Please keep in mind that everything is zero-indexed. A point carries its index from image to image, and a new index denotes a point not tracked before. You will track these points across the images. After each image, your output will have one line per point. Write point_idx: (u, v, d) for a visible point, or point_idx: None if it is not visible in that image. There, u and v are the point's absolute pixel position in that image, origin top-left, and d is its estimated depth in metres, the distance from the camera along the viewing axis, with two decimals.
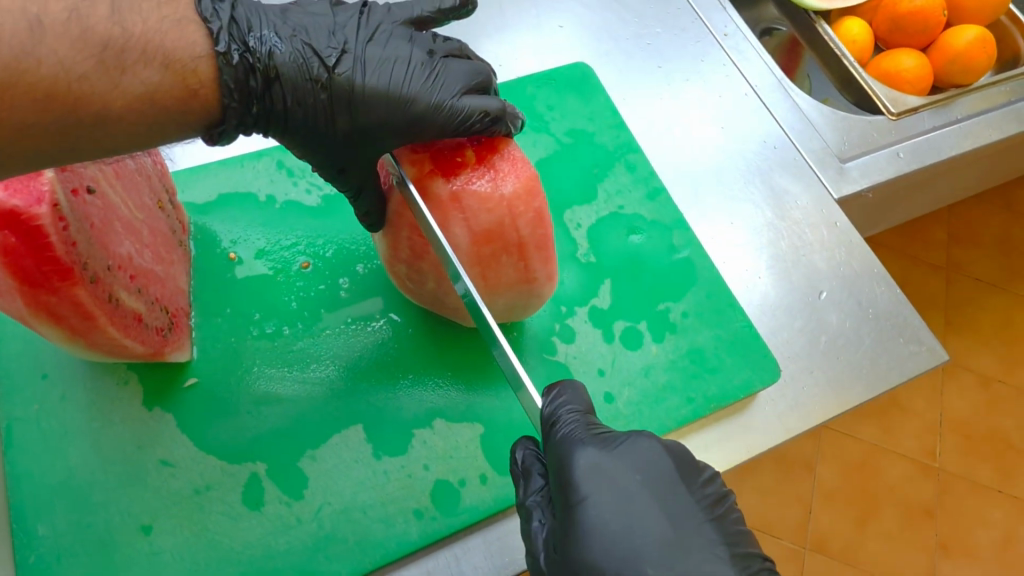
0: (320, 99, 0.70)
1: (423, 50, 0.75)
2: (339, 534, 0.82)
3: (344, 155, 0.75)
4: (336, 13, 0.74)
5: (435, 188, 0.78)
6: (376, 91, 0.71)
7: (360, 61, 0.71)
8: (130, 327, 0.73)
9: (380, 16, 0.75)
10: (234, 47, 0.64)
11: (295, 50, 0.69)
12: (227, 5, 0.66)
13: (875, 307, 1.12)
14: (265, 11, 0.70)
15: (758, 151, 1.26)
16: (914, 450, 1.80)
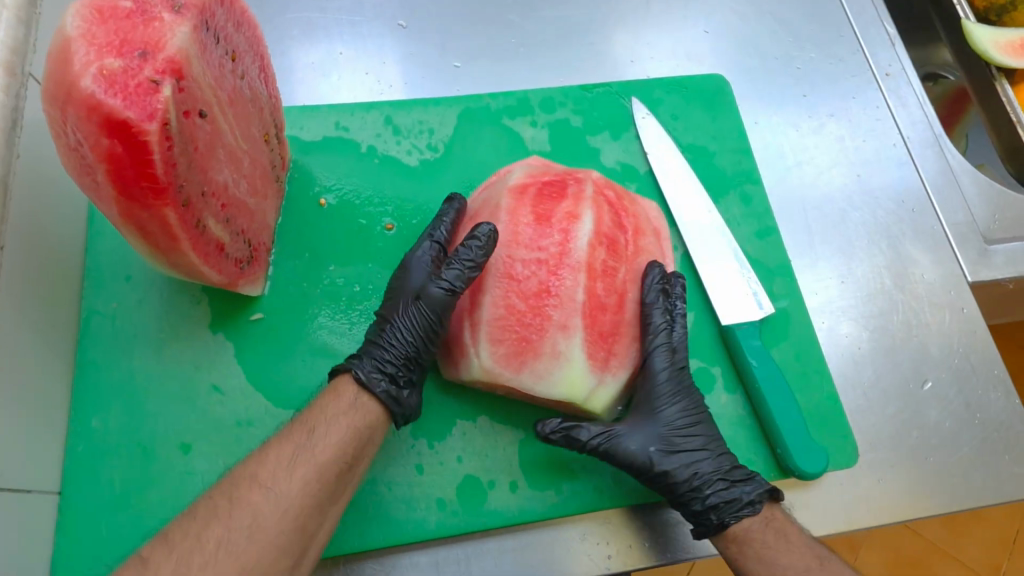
0: (421, 314, 0.83)
1: (410, 297, 0.85)
2: (361, 502, 0.82)
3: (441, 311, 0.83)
4: (398, 309, 0.85)
5: (578, 283, 0.81)
6: (416, 322, 0.83)
7: (399, 328, 0.83)
8: (211, 255, 0.73)
9: (404, 297, 0.85)
10: (375, 372, 0.80)
11: (392, 355, 0.82)
12: (363, 361, 0.81)
13: (984, 414, 1.00)
14: (380, 336, 0.84)
15: (891, 210, 1.14)
16: (979, 561, 1.63)
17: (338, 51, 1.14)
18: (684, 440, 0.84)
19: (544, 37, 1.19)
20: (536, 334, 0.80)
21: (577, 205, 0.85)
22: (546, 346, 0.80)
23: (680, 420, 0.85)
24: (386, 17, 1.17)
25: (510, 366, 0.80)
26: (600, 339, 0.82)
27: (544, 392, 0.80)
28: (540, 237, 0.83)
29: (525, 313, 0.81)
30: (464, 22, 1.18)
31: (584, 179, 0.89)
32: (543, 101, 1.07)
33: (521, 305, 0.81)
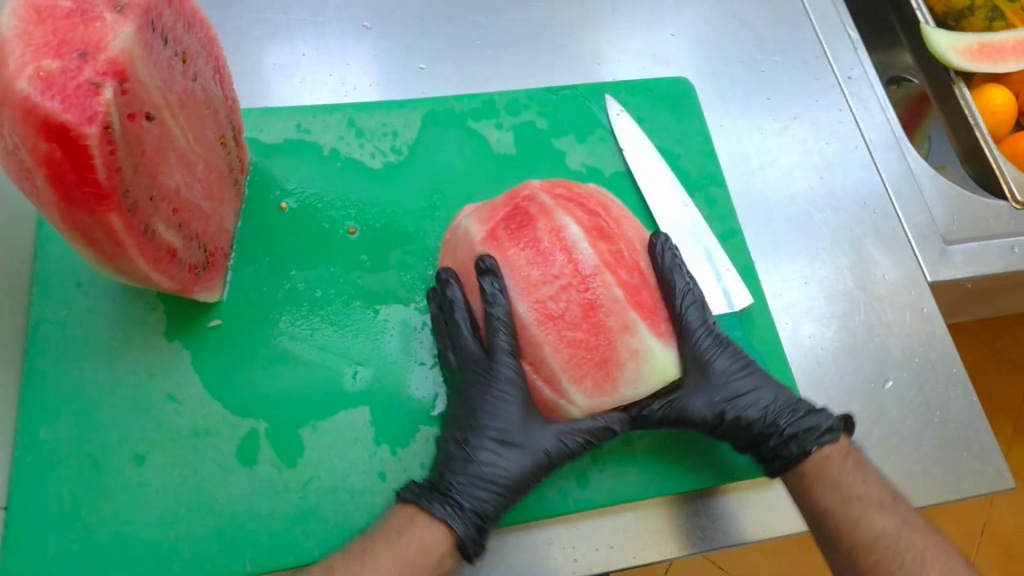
0: (513, 454, 0.83)
1: (462, 428, 0.83)
2: (322, 511, 0.80)
3: (496, 436, 0.83)
4: (472, 439, 0.83)
5: (612, 284, 0.80)
6: (493, 454, 0.82)
7: (471, 463, 0.81)
8: (161, 261, 0.71)
9: (468, 429, 0.83)
10: (472, 515, 0.78)
11: (469, 493, 0.80)
12: (441, 502, 0.78)
13: (943, 411, 1.02)
14: (471, 476, 0.81)
15: (853, 211, 1.15)
16: None
17: (301, 52, 1.12)
18: (740, 388, 0.88)
19: (511, 39, 1.18)
20: (609, 347, 0.79)
21: (552, 219, 0.82)
22: (622, 353, 0.79)
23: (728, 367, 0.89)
24: (351, 18, 1.15)
25: (605, 391, 0.80)
26: (653, 315, 0.83)
27: (644, 392, 0.80)
28: (548, 265, 0.80)
29: (588, 338, 0.79)
30: (431, 24, 1.17)
31: (532, 193, 0.86)
32: (508, 103, 1.07)
33: (578, 333, 0.79)
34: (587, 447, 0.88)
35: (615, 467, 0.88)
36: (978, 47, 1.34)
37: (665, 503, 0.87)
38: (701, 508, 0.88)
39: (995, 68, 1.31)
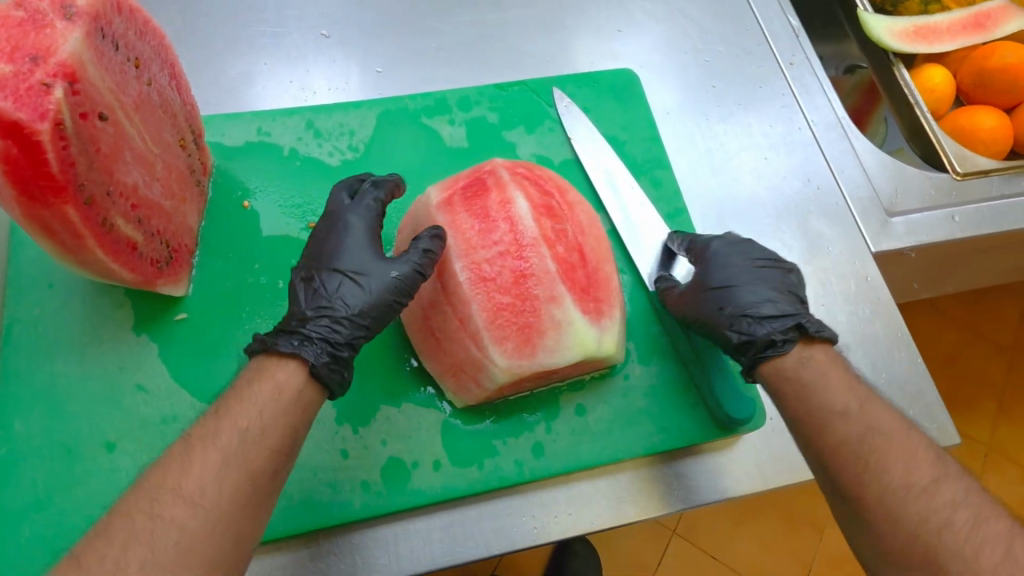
0: (372, 295, 0.84)
1: (326, 268, 0.85)
2: (287, 488, 0.84)
3: (363, 279, 0.84)
4: (327, 273, 0.85)
5: (546, 260, 0.85)
6: (350, 294, 0.84)
7: (329, 302, 0.83)
8: (120, 252, 0.75)
9: (328, 269, 0.85)
10: (318, 349, 0.79)
11: (323, 332, 0.80)
12: (289, 335, 0.79)
13: (889, 373, 1.06)
14: (325, 312, 0.82)
15: (798, 189, 1.20)
16: None
17: (262, 61, 1.17)
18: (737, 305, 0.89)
19: (463, 41, 1.24)
20: (534, 315, 0.84)
21: (504, 192, 0.88)
22: (547, 322, 0.84)
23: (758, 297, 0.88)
24: (309, 28, 1.21)
25: (525, 354, 0.83)
26: (584, 293, 0.87)
27: (565, 360, 0.84)
28: (489, 234, 0.86)
29: (515, 303, 0.84)
30: (385, 30, 1.23)
31: (493, 168, 0.92)
32: (460, 100, 1.12)
33: (507, 300, 0.84)
34: (541, 419, 0.92)
35: (570, 437, 0.91)
36: (914, 30, 1.40)
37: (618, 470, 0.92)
38: (654, 474, 0.92)
39: (931, 49, 1.37)
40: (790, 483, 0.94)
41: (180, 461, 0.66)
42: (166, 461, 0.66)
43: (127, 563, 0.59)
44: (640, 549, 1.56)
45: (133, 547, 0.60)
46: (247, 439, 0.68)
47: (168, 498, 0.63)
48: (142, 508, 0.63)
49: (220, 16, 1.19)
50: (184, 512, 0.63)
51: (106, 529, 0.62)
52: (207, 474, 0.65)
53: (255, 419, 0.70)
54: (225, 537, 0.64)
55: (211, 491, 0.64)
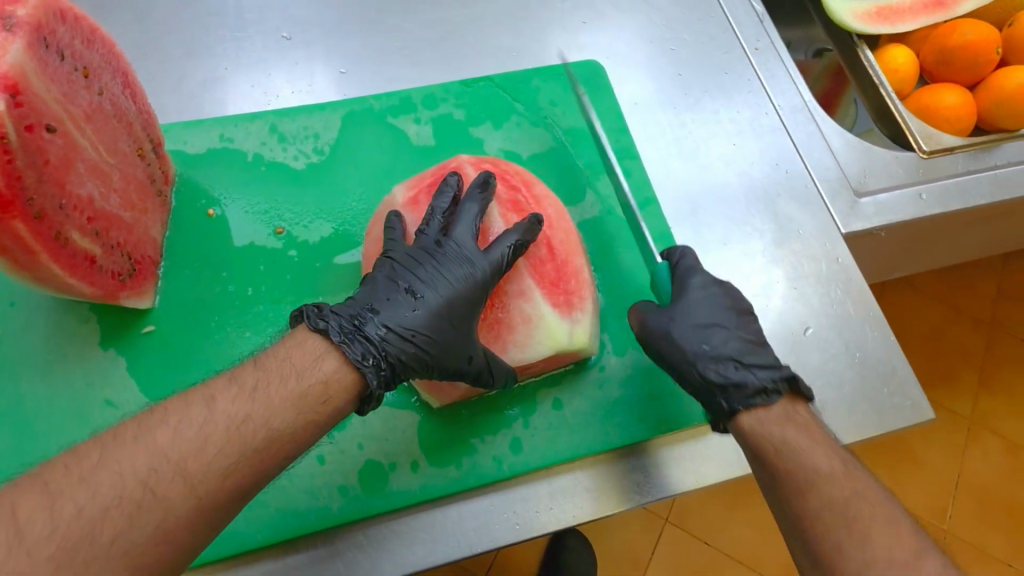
0: (450, 324, 0.79)
1: (405, 285, 0.80)
2: (263, 497, 0.83)
3: (441, 300, 0.79)
4: (407, 289, 0.79)
5: (523, 270, 0.86)
6: (424, 315, 0.78)
7: (400, 319, 0.77)
8: (78, 266, 0.74)
9: (410, 285, 0.80)
10: (375, 362, 0.73)
11: (390, 350, 0.75)
12: (354, 340, 0.73)
13: (863, 352, 1.06)
14: (389, 322, 0.76)
15: (767, 174, 1.20)
16: (921, 506, 1.72)
17: (223, 67, 1.16)
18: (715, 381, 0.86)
19: (427, 39, 1.23)
20: (503, 310, 0.86)
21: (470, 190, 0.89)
22: (516, 317, 0.85)
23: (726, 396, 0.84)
24: (269, 31, 1.19)
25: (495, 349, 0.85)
26: (554, 286, 0.87)
27: (535, 354, 0.85)
28: None
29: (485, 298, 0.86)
30: (347, 30, 1.21)
31: (458, 166, 0.93)
32: (425, 98, 1.12)
33: None
34: (518, 414, 0.92)
35: (548, 432, 0.91)
36: (876, 10, 1.40)
37: (596, 461, 0.91)
38: (633, 464, 0.91)
39: (892, 29, 1.37)
40: None
41: (196, 436, 0.63)
42: (182, 428, 0.64)
43: (104, 527, 0.57)
44: (634, 540, 1.57)
45: (116, 511, 0.58)
46: (271, 441, 0.66)
47: (169, 473, 0.61)
48: (136, 470, 0.60)
49: (178, 22, 1.17)
50: (180, 494, 0.61)
51: (95, 474, 0.59)
52: (217, 461, 0.63)
53: (293, 419, 0.68)
54: (205, 527, 0.62)
55: (213, 480, 0.63)
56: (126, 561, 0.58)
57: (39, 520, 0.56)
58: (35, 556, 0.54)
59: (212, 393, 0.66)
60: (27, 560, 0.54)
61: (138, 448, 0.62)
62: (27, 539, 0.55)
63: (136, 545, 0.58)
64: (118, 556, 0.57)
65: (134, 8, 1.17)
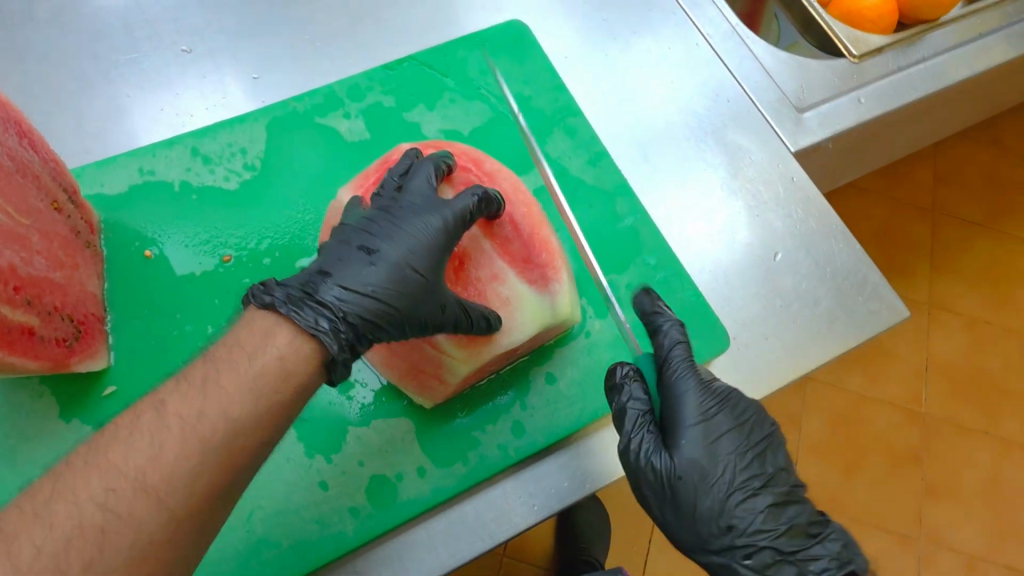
0: (411, 278, 0.73)
1: (358, 242, 0.74)
2: (272, 537, 0.80)
3: (399, 253, 0.73)
4: (361, 246, 0.73)
5: (485, 245, 0.84)
6: (383, 271, 0.72)
7: (356, 277, 0.71)
8: (19, 344, 0.69)
9: (364, 243, 0.74)
10: (332, 325, 0.67)
11: (348, 311, 0.69)
12: (306, 305, 0.67)
13: (833, 267, 1.08)
14: (345, 283, 0.70)
15: (710, 105, 1.19)
16: (899, 396, 1.80)
17: (126, 94, 1.07)
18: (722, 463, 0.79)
19: (337, 25, 1.15)
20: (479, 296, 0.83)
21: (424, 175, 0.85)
22: (495, 301, 0.84)
23: (749, 461, 0.79)
24: (166, 46, 1.10)
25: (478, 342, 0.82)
26: (526, 264, 0.86)
27: (521, 337, 0.83)
28: None
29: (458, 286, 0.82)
30: (251, 31, 1.13)
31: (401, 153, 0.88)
32: (350, 89, 1.06)
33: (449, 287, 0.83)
34: (514, 398, 0.90)
35: (547, 409, 0.90)
36: None
37: (598, 428, 0.90)
38: None
39: None
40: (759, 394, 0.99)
41: (149, 445, 0.59)
42: (133, 439, 0.59)
43: (70, 558, 0.54)
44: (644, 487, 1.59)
45: (80, 538, 0.55)
46: (232, 432, 0.61)
47: (129, 489, 0.57)
48: (93, 493, 0.56)
49: (64, 53, 1.07)
50: (147, 508, 0.57)
51: (52, 507, 0.55)
52: (179, 466, 0.58)
53: (251, 403, 0.62)
54: (185, 538, 0.59)
55: (180, 487, 0.58)
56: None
57: (1, 566, 0.52)
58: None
59: (159, 398, 0.61)
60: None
61: (89, 468, 0.57)
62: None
63: (110, 570, 0.55)
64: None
65: (10, 47, 1.07)
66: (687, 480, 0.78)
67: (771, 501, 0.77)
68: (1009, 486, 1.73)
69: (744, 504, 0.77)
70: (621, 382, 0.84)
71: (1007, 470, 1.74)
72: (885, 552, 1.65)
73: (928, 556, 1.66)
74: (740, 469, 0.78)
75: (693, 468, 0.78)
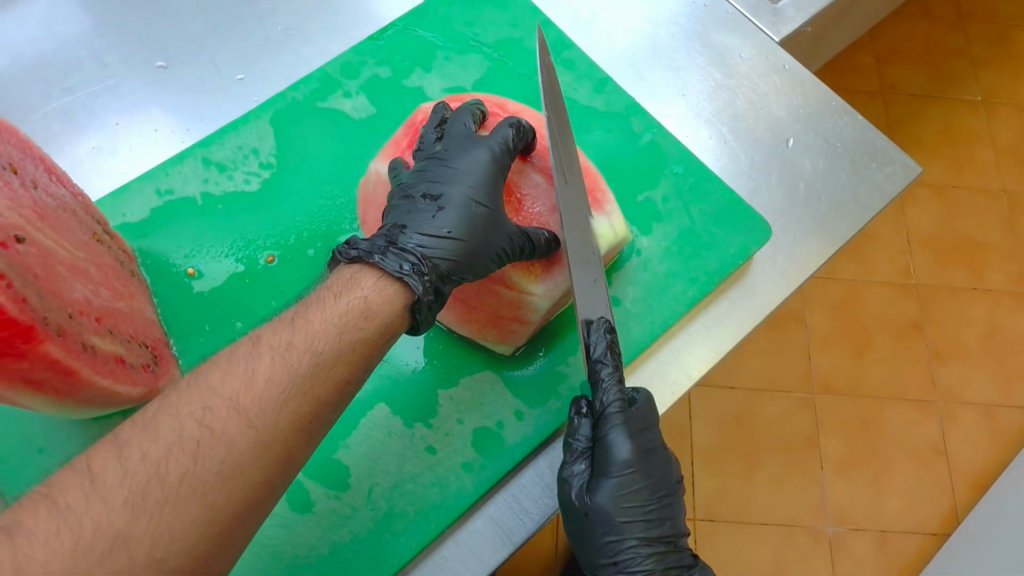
0: (478, 215, 0.75)
1: (420, 193, 0.77)
2: (398, 508, 0.82)
3: (461, 195, 0.76)
4: (424, 196, 0.76)
5: (530, 174, 0.86)
6: (451, 213, 0.75)
7: (428, 224, 0.74)
8: (115, 371, 0.71)
9: (426, 193, 0.77)
10: (418, 268, 0.69)
11: (428, 254, 0.72)
12: (390, 253, 0.69)
13: (843, 140, 1.11)
14: (421, 231, 0.73)
15: (688, 14, 1.20)
16: (890, 274, 1.85)
17: (114, 122, 1.03)
18: (626, 492, 0.78)
19: (307, 10, 1.12)
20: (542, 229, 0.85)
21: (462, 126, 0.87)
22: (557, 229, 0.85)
23: (639, 500, 0.78)
24: (141, 65, 1.06)
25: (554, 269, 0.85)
26: None
27: None
28: None
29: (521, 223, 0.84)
30: (225, 31, 1.10)
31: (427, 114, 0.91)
32: (343, 68, 1.04)
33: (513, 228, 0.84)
34: None
35: None
36: None
37: (668, 338, 0.96)
38: (697, 328, 0.97)
39: None
40: (809, 272, 1.02)
41: (243, 371, 0.59)
42: (229, 365, 0.60)
43: (170, 466, 0.53)
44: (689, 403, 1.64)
45: (179, 450, 0.54)
46: (318, 363, 0.62)
47: (225, 409, 0.57)
48: (192, 411, 0.56)
49: (38, 86, 1.03)
50: (239, 427, 0.56)
51: (156, 421, 0.55)
52: (268, 392, 0.59)
53: (334, 339, 0.63)
54: (276, 466, 0.58)
55: (269, 409, 0.58)
56: (220, 517, 0.54)
57: (111, 470, 0.52)
58: (112, 503, 0.50)
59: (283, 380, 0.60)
60: (107, 508, 0.50)
61: (190, 391, 0.58)
62: (103, 485, 0.51)
63: (206, 484, 0.54)
64: (191, 494, 0.53)
65: None
66: (595, 521, 0.78)
67: (645, 534, 0.78)
68: (1005, 332, 1.81)
69: (601, 521, 0.78)
70: (581, 402, 0.82)
71: (1000, 318, 1.82)
72: (910, 420, 1.71)
73: (949, 414, 1.72)
74: (624, 510, 0.77)
75: (601, 513, 0.77)
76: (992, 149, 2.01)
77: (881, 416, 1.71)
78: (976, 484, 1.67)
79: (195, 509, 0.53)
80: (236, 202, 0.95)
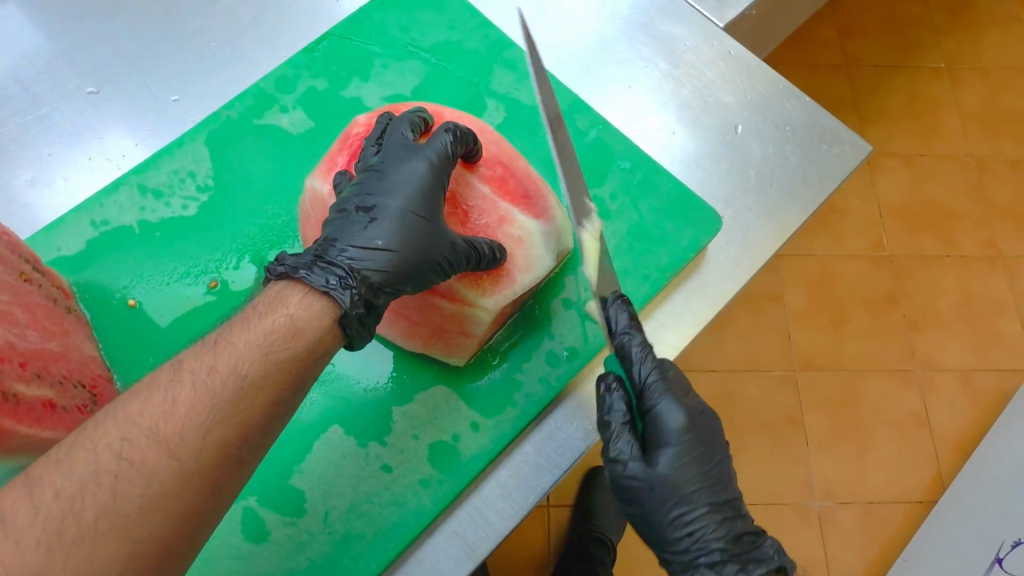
0: (412, 225, 0.73)
1: (353, 203, 0.75)
2: (355, 531, 0.81)
3: (394, 204, 0.74)
4: (358, 206, 0.74)
5: (476, 184, 0.84)
6: (383, 224, 0.73)
7: (360, 236, 0.72)
8: (43, 417, 0.72)
9: (359, 202, 0.74)
10: (347, 283, 0.68)
11: (359, 267, 0.70)
12: (317, 268, 0.68)
13: (791, 123, 1.10)
14: (351, 242, 0.71)
15: (634, 4, 1.18)
16: (862, 247, 1.85)
17: (46, 152, 1.00)
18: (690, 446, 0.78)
19: (241, 22, 1.09)
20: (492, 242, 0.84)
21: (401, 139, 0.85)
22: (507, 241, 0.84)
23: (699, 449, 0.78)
24: (71, 90, 1.03)
25: (503, 283, 0.83)
26: (526, 200, 0.86)
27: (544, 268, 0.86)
28: None
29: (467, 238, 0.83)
30: (156, 49, 1.06)
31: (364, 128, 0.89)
32: (278, 83, 1.02)
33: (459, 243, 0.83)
34: (540, 331, 0.90)
35: (575, 332, 0.90)
36: None
37: None
38: (652, 324, 0.98)
39: None
40: (763, 259, 1.01)
41: (163, 400, 0.58)
42: (148, 394, 0.58)
43: (85, 504, 0.53)
44: None
45: (94, 484, 0.53)
46: (242, 389, 0.60)
47: (143, 439, 0.56)
48: (109, 444, 0.55)
49: None
50: (157, 457, 0.55)
51: (70, 457, 0.54)
52: (189, 419, 0.58)
53: (259, 360, 0.62)
54: (203, 494, 0.57)
55: (191, 438, 0.57)
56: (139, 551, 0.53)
57: (19, 514, 0.51)
58: (21, 547, 0.50)
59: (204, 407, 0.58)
60: (19, 554, 0.49)
61: (109, 423, 0.57)
62: (10, 531, 0.50)
63: (123, 520, 0.53)
64: (106, 533, 0.52)
65: None
66: (662, 486, 0.77)
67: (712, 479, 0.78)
68: (977, 298, 1.82)
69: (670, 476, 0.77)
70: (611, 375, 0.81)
71: (975, 285, 1.83)
72: (888, 392, 1.72)
73: (927, 384, 1.73)
74: (691, 463, 0.77)
75: (663, 471, 0.77)
76: (957, 116, 2.01)
77: (861, 390, 1.71)
78: (958, 452, 1.68)
79: (110, 547, 0.52)
80: (175, 228, 0.93)
